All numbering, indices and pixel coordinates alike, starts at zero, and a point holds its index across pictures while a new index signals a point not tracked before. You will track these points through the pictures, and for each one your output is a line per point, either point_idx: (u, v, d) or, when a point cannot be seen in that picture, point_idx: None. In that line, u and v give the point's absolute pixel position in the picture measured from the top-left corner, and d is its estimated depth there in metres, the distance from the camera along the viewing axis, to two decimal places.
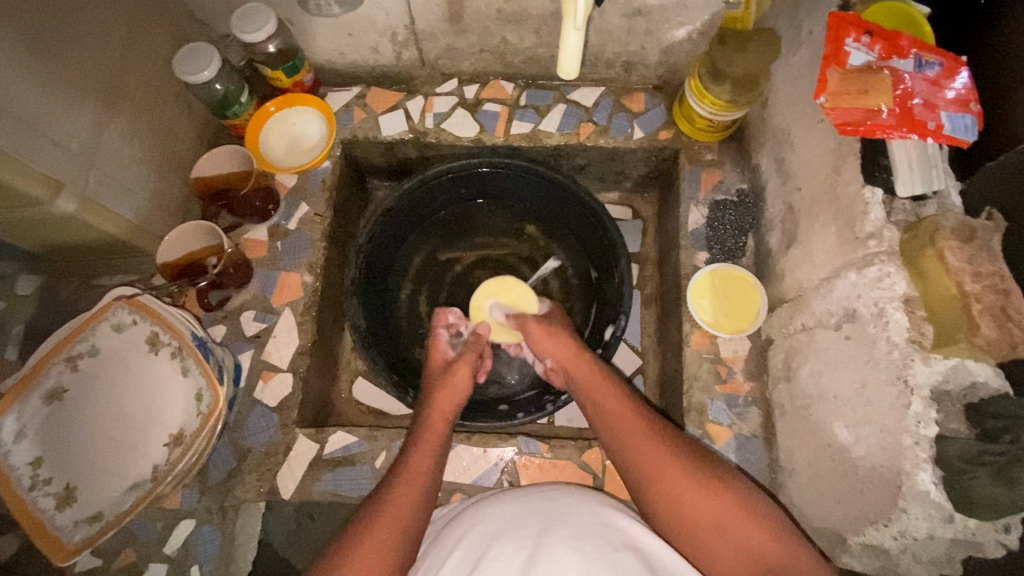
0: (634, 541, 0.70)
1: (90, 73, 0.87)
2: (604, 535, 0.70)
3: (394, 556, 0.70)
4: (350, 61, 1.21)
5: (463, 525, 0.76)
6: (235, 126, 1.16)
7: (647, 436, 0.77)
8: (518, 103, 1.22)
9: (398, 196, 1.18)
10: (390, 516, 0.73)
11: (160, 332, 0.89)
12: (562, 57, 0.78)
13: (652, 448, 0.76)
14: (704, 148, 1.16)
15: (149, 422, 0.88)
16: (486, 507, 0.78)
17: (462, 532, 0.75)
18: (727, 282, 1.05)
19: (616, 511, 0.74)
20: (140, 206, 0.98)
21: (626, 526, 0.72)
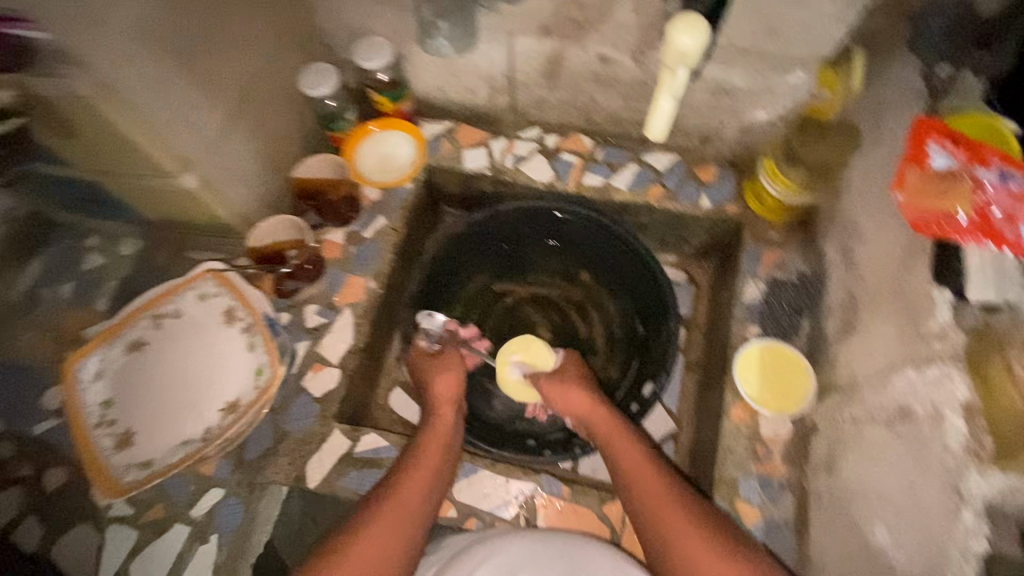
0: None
1: (235, 78, 0.99)
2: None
3: (398, 541, 0.81)
4: (448, 98, 1.32)
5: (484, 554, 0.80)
6: (336, 139, 1.26)
7: (645, 476, 0.87)
8: (594, 156, 1.29)
9: (467, 224, 1.28)
10: (393, 507, 0.84)
11: (237, 307, 0.98)
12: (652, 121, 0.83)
13: (645, 483, 0.86)
14: (770, 227, 1.18)
15: (207, 388, 0.93)
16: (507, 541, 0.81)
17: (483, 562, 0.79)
18: (778, 359, 1.03)
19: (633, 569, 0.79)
20: (248, 195, 1.09)
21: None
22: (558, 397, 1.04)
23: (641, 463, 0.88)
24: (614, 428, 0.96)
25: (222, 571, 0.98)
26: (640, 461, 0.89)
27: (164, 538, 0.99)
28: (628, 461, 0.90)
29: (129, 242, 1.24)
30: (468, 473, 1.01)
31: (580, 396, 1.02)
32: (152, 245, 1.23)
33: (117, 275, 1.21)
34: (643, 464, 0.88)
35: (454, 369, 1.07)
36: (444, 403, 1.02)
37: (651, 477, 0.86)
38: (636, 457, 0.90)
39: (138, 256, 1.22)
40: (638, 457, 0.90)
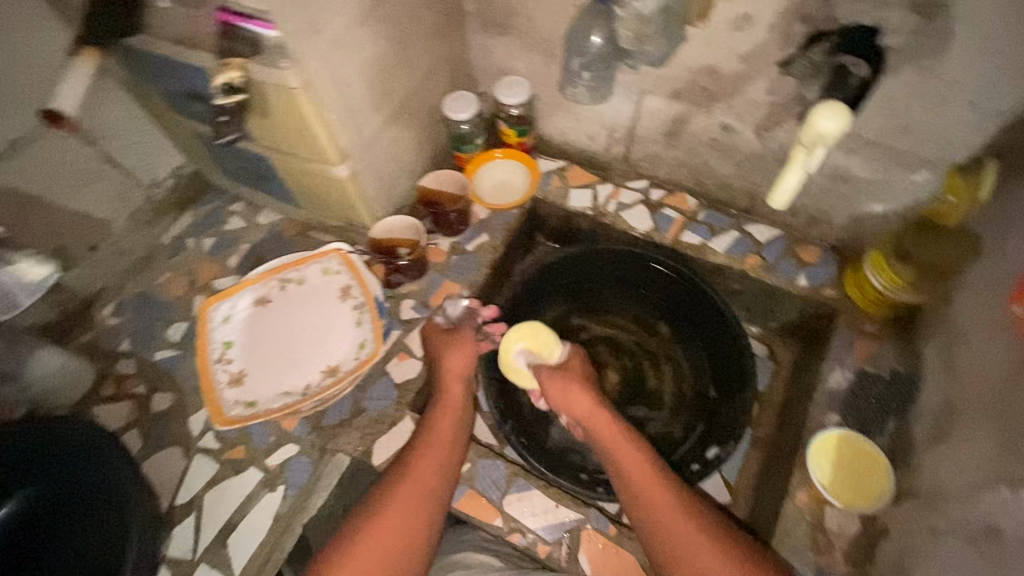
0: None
1: (399, 90, 1.11)
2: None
3: (414, 518, 0.89)
4: (567, 139, 1.42)
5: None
6: (460, 158, 1.40)
7: (647, 482, 0.91)
8: (695, 217, 1.33)
9: (560, 255, 1.34)
10: (409, 486, 0.92)
11: (352, 286, 1.17)
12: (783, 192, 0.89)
13: (647, 491, 0.90)
14: (866, 319, 1.16)
15: (315, 349, 1.13)
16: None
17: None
18: (855, 452, 1.00)
19: None
20: (379, 191, 1.21)
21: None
22: (562, 399, 1.06)
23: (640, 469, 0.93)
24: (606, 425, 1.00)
25: (279, 520, 1.05)
26: (639, 464, 0.94)
27: (238, 477, 1.09)
28: (622, 459, 0.95)
29: (266, 213, 1.41)
30: (521, 488, 1.04)
31: (579, 395, 1.04)
32: (284, 219, 1.39)
33: (250, 239, 1.38)
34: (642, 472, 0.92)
35: (465, 346, 1.10)
36: (451, 378, 1.06)
37: (653, 487, 0.91)
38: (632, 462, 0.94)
39: (271, 226, 1.39)
40: (637, 463, 0.94)
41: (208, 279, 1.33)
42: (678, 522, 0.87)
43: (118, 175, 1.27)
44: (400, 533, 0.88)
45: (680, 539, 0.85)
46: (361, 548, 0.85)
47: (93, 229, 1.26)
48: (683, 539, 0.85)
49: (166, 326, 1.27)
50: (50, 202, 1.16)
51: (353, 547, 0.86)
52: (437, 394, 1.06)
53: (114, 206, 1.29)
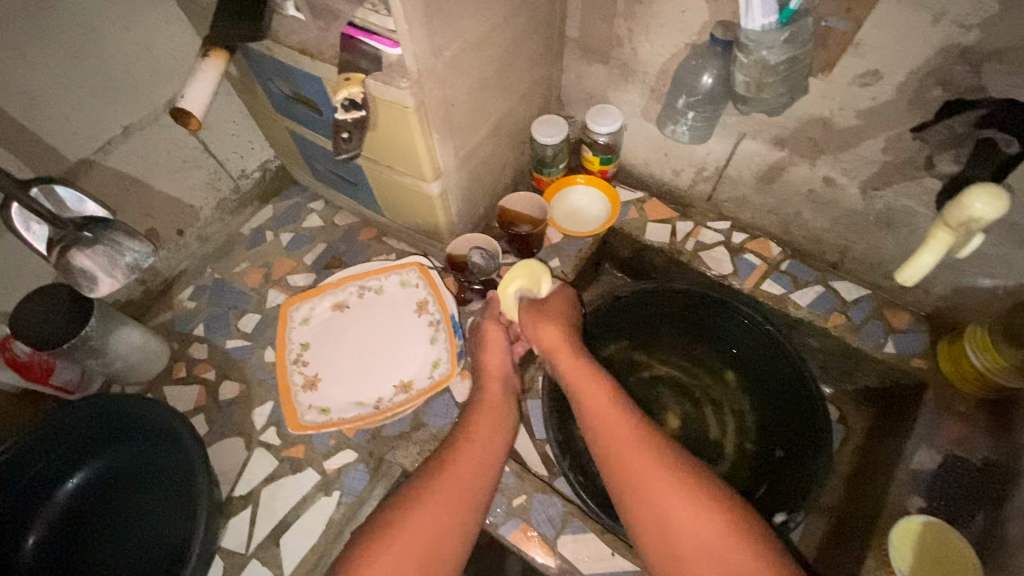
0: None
1: (497, 112, 1.12)
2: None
3: (450, 516, 0.85)
4: (650, 172, 1.40)
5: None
6: (540, 180, 1.39)
7: (618, 431, 0.90)
8: (778, 266, 1.28)
9: (633, 289, 1.28)
10: (446, 478, 0.89)
11: (429, 302, 1.19)
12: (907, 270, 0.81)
13: (618, 441, 0.89)
14: (958, 398, 1.09)
15: (389, 362, 1.16)
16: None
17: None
18: (941, 547, 0.93)
19: None
20: (463, 208, 1.21)
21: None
22: (534, 332, 1.07)
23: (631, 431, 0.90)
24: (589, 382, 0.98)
25: (332, 526, 1.06)
26: (614, 415, 0.93)
27: (296, 476, 1.10)
28: (598, 409, 0.94)
29: (344, 215, 1.43)
30: (576, 530, 1.02)
31: (552, 330, 1.06)
32: (360, 223, 1.41)
33: (326, 239, 1.40)
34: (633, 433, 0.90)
35: (497, 340, 1.11)
36: (489, 377, 1.06)
37: (624, 438, 0.89)
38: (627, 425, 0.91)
39: (347, 228, 1.41)
40: (630, 429, 0.90)
41: (282, 273, 1.35)
42: (648, 473, 0.85)
43: (212, 164, 1.31)
44: (429, 524, 0.83)
45: (652, 493, 0.83)
46: (388, 542, 0.81)
47: (183, 214, 1.31)
48: (655, 492, 0.83)
49: (239, 315, 1.30)
50: (151, 185, 1.20)
51: (378, 538, 0.82)
52: (474, 392, 1.06)
53: (205, 193, 1.33)
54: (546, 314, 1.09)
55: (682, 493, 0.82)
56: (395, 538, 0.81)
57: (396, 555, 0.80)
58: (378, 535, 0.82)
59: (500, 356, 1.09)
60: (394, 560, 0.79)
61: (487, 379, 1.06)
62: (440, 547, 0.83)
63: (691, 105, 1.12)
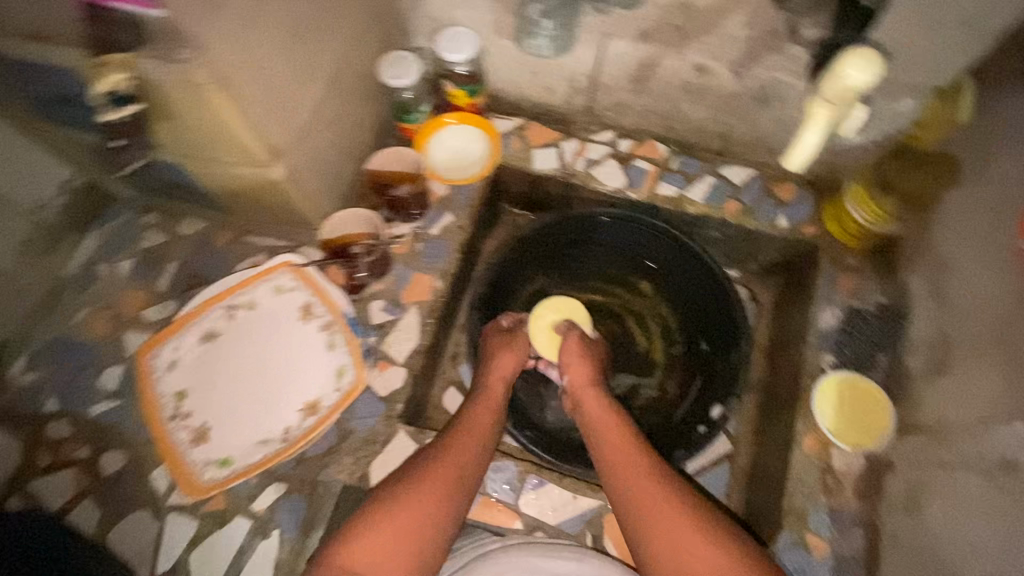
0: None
1: (328, 63, 0.94)
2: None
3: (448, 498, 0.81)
4: (523, 94, 1.28)
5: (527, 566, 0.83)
6: (407, 130, 1.23)
7: (637, 469, 0.85)
8: (669, 165, 1.25)
9: (538, 228, 1.27)
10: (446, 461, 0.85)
11: (314, 306, 1.08)
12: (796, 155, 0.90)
13: (631, 468, 0.85)
14: (847, 253, 1.15)
15: (285, 387, 1.05)
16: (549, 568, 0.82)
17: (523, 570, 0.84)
18: (854, 393, 1.02)
19: None
20: (320, 183, 1.04)
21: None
22: (569, 362, 1.05)
23: (645, 466, 0.86)
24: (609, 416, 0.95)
25: (282, 566, 0.96)
26: (633, 456, 0.87)
27: (225, 530, 0.98)
28: (616, 452, 0.89)
29: (189, 222, 1.20)
30: (536, 485, 1.00)
31: (580, 364, 1.04)
32: (211, 227, 1.19)
33: (176, 256, 1.18)
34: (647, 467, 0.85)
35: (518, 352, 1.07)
36: (496, 378, 1.02)
37: (644, 479, 0.84)
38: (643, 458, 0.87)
39: (198, 237, 1.19)
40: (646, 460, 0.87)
41: (135, 309, 1.14)
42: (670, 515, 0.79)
43: None
44: (422, 509, 0.79)
45: (672, 537, 0.78)
46: (375, 531, 0.76)
47: None
48: (681, 538, 0.77)
49: (96, 373, 1.09)
50: None
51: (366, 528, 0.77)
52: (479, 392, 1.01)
53: None
54: (583, 351, 1.07)
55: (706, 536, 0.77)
56: (385, 528, 0.76)
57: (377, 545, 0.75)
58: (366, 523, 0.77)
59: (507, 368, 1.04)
60: (377, 552, 0.75)
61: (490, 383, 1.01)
62: (431, 539, 0.78)
63: (545, 13, 1.06)
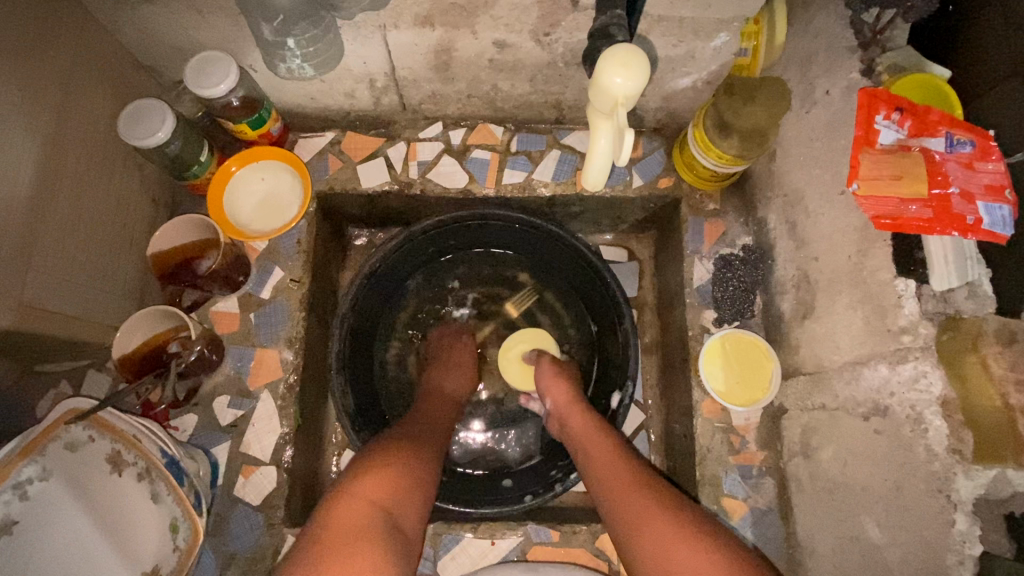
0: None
1: (18, 156, 0.72)
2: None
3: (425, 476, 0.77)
4: (323, 105, 1.09)
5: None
6: (197, 186, 1.02)
7: (620, 468, 0.82)
8: (509, 149, 1.13)
9: (382, 256, 1.09)
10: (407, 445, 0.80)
11: (123, 450, 0.80)
12: (589, 167, 0.77)
13: (614, 467, 0.83)
14: (706, 198, 1.11)
15: (115, 560, 0.74)
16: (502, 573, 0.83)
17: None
18: (739, 347, 0.99)
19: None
20: (88, 295, 0.84)
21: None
22: (547, 383, 1.03)
23: (625, 464, 0.83)
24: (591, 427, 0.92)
25: None
26: (616, 461, 0.84)
27: None
28: (604, 457, 0.86)
29: None
30: (451, 542, 0.92)
31: (564, 389, 1.01)
32: None
33: None
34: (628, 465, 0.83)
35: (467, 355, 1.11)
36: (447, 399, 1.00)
37: (625, 480, 0.80)
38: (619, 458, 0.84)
39: None
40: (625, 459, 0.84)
41: None
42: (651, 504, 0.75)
43: None
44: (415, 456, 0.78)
45: (653, 527, 0.73)
46: (382, 469, 0.74)
47: None
48: (663, 523, 0.73)
49: None
50: None
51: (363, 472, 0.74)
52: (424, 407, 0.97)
53: None
54: (562, 369, 1.05)
55: (677, 518, 0.73)
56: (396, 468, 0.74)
57: (382, 481, 0.72)
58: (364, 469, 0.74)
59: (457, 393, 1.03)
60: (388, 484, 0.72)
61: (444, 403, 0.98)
62: (423, 483, 0.76)
63: (281, 32, 0.88)
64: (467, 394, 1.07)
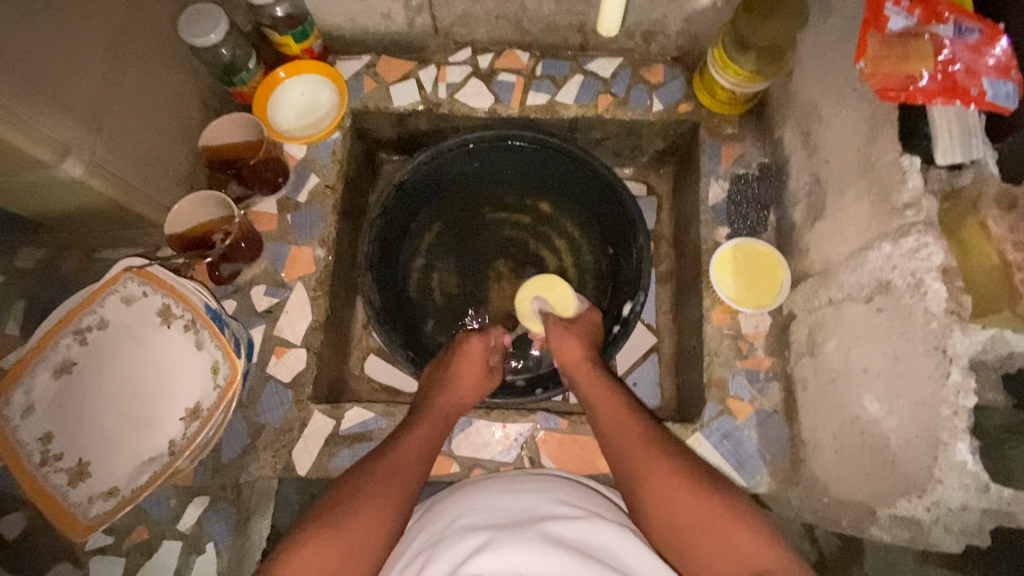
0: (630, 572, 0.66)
1: (95, 30, 0.81)
2: (596, 557, 0.66)
3: (395, 510, 0.75)
4: (361, 28, 1.17)
5: (450, 510, 0.75)
6: (241, 94, 1.11)
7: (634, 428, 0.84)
8: (534, 73, 1.18)
9: (411, 170, 1.14)
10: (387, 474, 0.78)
11: (172, 304, 0.87)
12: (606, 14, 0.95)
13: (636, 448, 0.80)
14: (724, 122, 1.13)
15: (163, 396, 0.86)
16: (471, 496, 0.76)
17: (445, 525, 0.72)
18: (750, 257, 1.02)
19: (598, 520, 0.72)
20: (147, 170, 0.93)
21: (621, 551, 0.68)
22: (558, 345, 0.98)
23: (649, 447, 0.79)
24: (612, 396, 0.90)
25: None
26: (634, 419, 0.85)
27: (156, 557, 0.93)
28: (627, 436, 0.83)
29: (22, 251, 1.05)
30: (463, 426, 0.99)
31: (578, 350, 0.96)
32: (52, 251, 1.05)
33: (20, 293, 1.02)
34: (651, 446, 0.79)
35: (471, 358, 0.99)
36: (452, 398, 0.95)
37: (635, 439, 0.81)
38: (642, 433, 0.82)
39: (38, 266, 1.04)
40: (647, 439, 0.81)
41: None
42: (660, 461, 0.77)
43: None
44: (399, 480, 0.78)
45: (657, 488, 0.75)
46: (354, 510, 0.72)
47: None
48: (667, 476, 0.75)
49: None
50: None
51: (340, 504, 0.73)
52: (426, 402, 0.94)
53: None
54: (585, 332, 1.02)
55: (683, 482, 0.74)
56: (371, 501, 0.74)
57: (356, 525, 0.71)
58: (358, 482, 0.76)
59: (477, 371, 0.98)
60: (362, 526, 0.71)
61: (452, 384, 0.95)
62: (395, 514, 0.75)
63: None
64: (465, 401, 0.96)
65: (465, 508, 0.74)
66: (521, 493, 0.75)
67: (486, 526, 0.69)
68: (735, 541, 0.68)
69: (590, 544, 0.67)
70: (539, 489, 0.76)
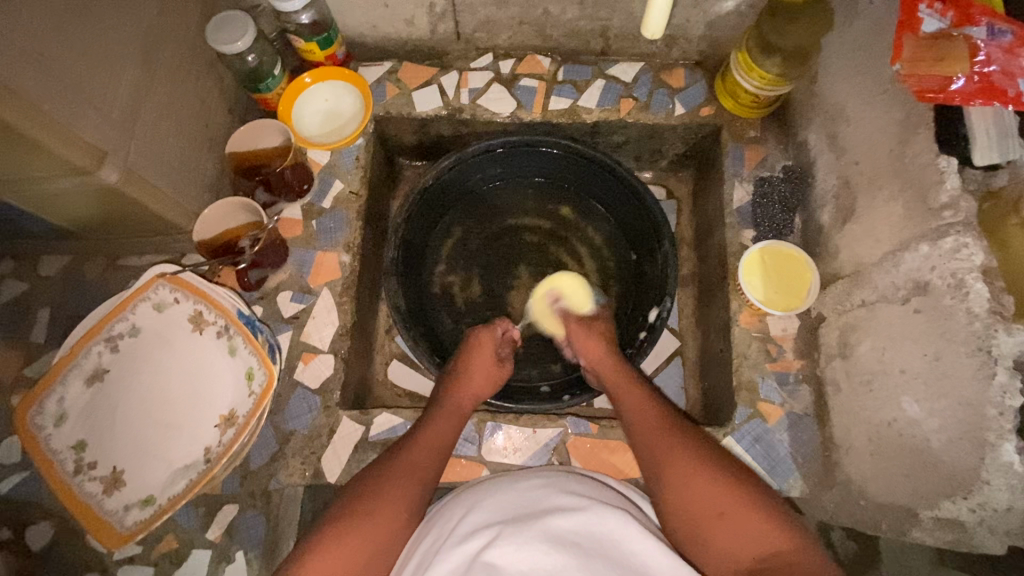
0: (640, 564, 0.64)
1: (129, 38, 0.81)
2: (600, 551, 0.63)
3: (402, 505, 0.73)
4: (383, 34, 1.17)
5: (455, 509, 0.74)
6: (265, 100, 1.11)
7: (653, 424, 0.82)
8: (556, 78, 1.19)
9: (435, 174, 1.13)
10: (404, 470, 0.77)
11: (203, 311, 0.89)
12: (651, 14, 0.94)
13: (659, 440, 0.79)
14: (747, 126, 1.13)
15: (198, 403, 0.88)
16: (475, 494, 0.76)
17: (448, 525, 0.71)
18: (778, 259, 1.02)
19: (596, 504, 0.69)
20: (177, 178, 0.93)
21: (627, 539, 0.65)
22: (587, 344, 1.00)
23: (671, 442, 0.78)
24: (634, 392, 0.89)
25: None
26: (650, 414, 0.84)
27: (185, 566, 0.92)
28: (649, 427, 0.82)
29: (47, 259, 1.05)
30: (493, 431, 0.98)
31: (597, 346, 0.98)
32: (76, 259, 1.05)
33: (47, 301, 1.03)
34: (673, 441, 0.78)
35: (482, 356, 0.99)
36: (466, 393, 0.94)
37: (657, 431, 0.80)
38: (665, 425, 0.81)
39: (64, 275, 1.04)
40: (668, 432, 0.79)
41: (14, 372, 0.98)
42: (672, 452, 0.76)
43: None
44: (415, 476, 0.77)
45: (677, 478, 0.73)
46: (365, 508, 0.71)
47: None
48: (682, 472, 0.73)
49: None
50: None
51: (348, 505, 0.72)
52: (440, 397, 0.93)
53: None
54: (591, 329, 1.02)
55: (705, 472, 0.72)
56: (382, 500, 0.72)
57: (367, 525, 0.70)
58: (367, 483, 0.75)
59: (488, 365, 0.98)
60: (372, 527, 0.70)
61: (466, 379, 0.95)
62: (407, 511, 0.74)
63: None
64: (482, 392, 0.96)
65: (469, 506, 0.73)
66: (523, 488, 0.74)
67: (491, 522, 0.69)
68: (752, 536, 0.67)
69: (595, 534, 0.65)
70: (545, 481, 0.75)
